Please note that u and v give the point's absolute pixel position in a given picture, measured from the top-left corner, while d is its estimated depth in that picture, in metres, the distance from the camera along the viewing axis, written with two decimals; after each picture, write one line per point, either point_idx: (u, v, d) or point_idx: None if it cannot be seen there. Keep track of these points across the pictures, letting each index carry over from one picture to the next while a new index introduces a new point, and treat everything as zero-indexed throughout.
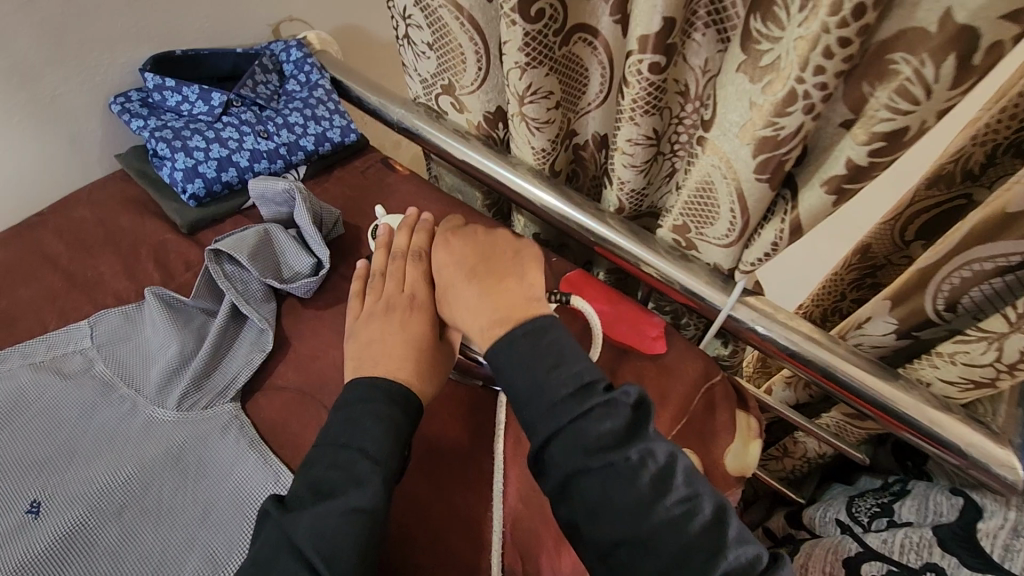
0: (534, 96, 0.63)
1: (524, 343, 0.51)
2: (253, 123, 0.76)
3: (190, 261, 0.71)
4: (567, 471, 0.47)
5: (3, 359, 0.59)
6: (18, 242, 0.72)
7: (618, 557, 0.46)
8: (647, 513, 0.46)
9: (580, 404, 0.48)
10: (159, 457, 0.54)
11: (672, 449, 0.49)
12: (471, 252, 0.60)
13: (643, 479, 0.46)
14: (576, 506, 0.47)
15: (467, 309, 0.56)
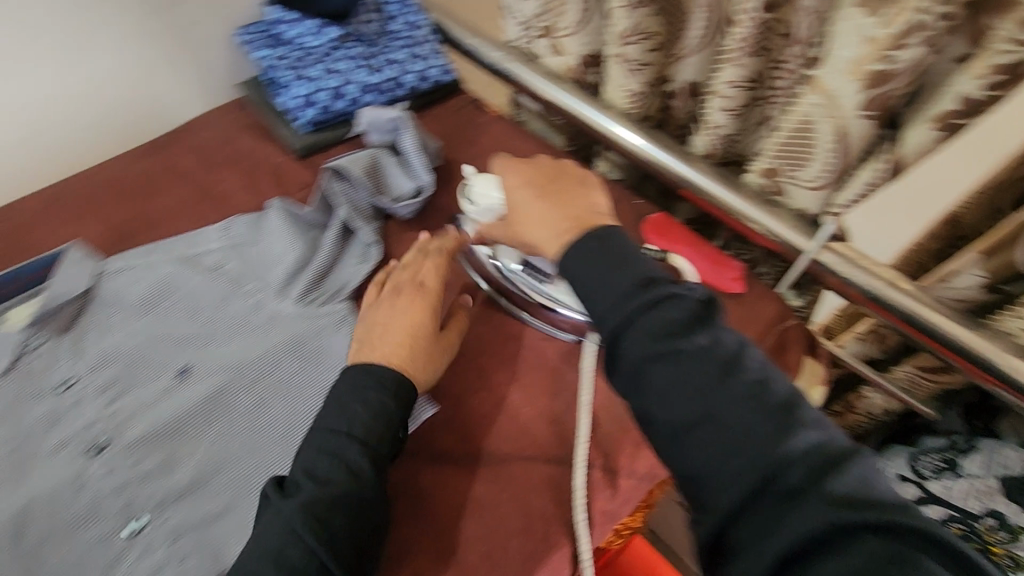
0: (635, 36, 0.67)
1: (592, 246, 0.53)
2: (363, 58, 0.82)
3: (303, 182, 0.78)
4: (636, 359, 0.47)
5: (149, 253, 0.67)
6: (154, 155, 0.80)
7: (689, 438, 0.44)
8: (721, 388, 0.45)
9: (648, 295, 0.48)
10: (284, 342, 0.61)
11: (742, 342, 0.48)
12: (540, 177, 0.62)
13: (715, 361, 0.46)
14: (645, 388, 0.47)
15: (539, 224, 0.58)
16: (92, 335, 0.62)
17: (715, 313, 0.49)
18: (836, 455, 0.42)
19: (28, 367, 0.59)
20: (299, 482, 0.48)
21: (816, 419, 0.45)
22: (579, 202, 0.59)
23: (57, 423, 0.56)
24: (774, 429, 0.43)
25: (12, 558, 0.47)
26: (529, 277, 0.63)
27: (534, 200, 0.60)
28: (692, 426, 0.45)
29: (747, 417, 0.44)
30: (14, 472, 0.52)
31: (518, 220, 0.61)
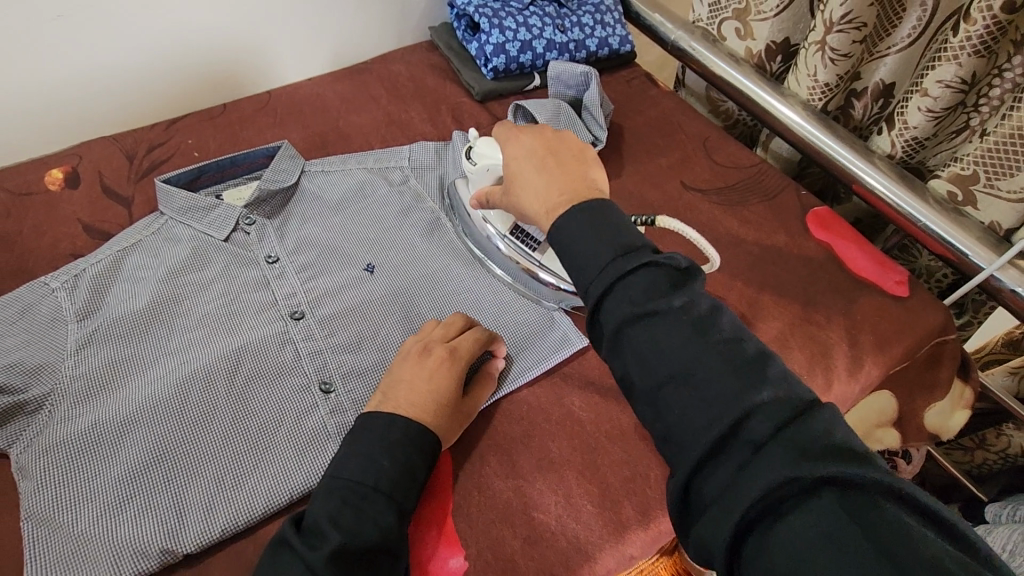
0: (844, 25, 0.67)
1: (591, 217, 0.45)
2: (554, 16, 0.85)
3: (480, 123, 0.83)
4: (616, 325, 0.41)
5: (345, 161, 0.75)
6: (350, 80, 0.88)
7: (663, 398, 0.40)
8: (697, 344, 0.40)
9: (624, 265, 0.42)
10: (461, 262, 0.67)
11: (717, 303, 0.42)
12: (541, 144, 0.52)
13: (688, 323, 0.40)
14: (627, 354, 0.41)
15: (536, 197, 0.50)
16: (294, 223, 0.70)
17: (697, 279, 0.43)
18: (802, 408, 0.37)
19: (241, 240, 0.67)
20: (321, 529, 0.43)
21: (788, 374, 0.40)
22: (579, 176, 0.49)
23: (264, 288, 0.64)
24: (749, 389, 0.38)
25: (229, 387, 0.55)
26: (519, 244, 0.65)
27: (533, 170, 0.51)
28: (665, 385, 0.40)
29: (724, 376, 0.39)
30: (229, 320, 0.61)
31: (513, 188, 0.53)
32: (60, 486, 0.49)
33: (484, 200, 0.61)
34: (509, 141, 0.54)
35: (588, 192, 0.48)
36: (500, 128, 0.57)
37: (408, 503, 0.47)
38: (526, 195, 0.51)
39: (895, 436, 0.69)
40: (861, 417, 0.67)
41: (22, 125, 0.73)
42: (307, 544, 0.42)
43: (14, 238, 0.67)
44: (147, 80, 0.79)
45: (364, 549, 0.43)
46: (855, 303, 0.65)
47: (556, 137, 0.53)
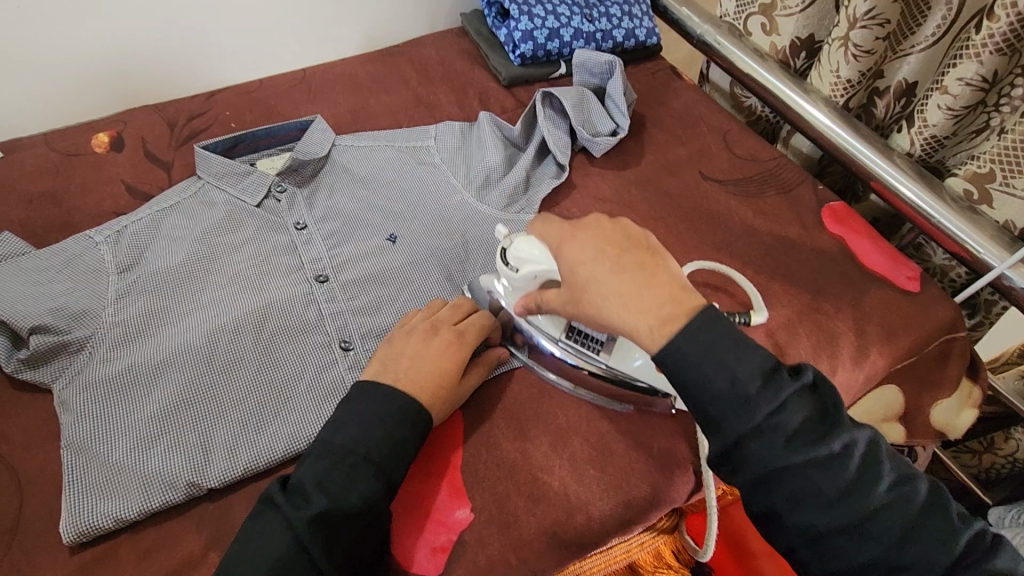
0: (869, 21, 0.68)
1: (702, 337, 0.44)
2: (582, 6, 0.87)
3: (506, 107, 0.85)
4: (764, 471, 0.44)
5: (375, 138, 0.78)
6: (383, 62, 0.91)
7: (829, 542, 0.44)
8: (858, 496, 0.44)
9: (772, 399, 0.44)
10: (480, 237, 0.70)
11: (870, 436, 0.47)
12: (606, 241, 0.47)
13: (851, 471, 0.44)
14: (775, 490, 0.44)
15: (626, 308, 0.45)
16: (323, 193, 0.73)
17: (829, 403, 0.46)
18: (967, 544, 0.45)
19: (272, 206, 0.70)
20: (306, 491, 0.46)
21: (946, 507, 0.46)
22: (664, 275, 0.46)
23: (292, 252, 0.67)
24: (921, 533, 0.44)
25: (255, 339, 0.59)
26: (579, 347, 0.56)
27: (610, 275, 0.46)
28: (833, 530, 0.44)
29: (898, 522, 0.44)
30: (257, 278, 0.64)
31: (589, 297, 0.47)
32: (97, 420, 0.53)
33: (532, 305, 0.55)
34: (564, 244, 0.49)
35: (684, 294, 0.46)
36: (550, 224, 0.51)
37: (397, 475, 0.48)
38: (616, 306, 0.46)
39: (900, 432, 0.70)
40: (867, 412, 0.68)
41: (73, 91, 0.77)
42: (293, 506, 0.45)
43: (61, 194, 0.71)
44: (191, 54, 0.82)
45: (351, 511, 0.45)
46: (866, 296, 0.66)
47: (615, 228, 0.48)
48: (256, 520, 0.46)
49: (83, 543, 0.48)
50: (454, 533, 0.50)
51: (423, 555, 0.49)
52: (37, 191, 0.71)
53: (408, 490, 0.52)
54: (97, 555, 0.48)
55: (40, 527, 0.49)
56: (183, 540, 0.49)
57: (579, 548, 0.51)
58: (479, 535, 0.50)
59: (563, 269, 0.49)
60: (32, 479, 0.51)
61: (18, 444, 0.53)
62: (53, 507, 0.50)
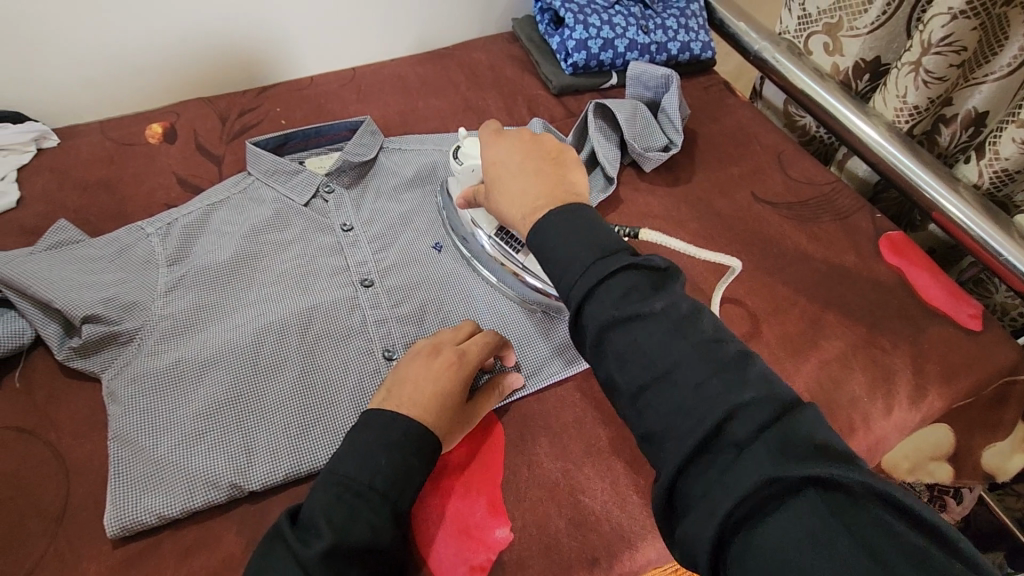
0: (944, 47, 0.66)
1: (564, 218, 0.47)
2: (638, 17, 0.86)
3: (554, 116, 0.84)
4: (597, 331, 0.42)
5: (424, 142, 0.77)
6: (432, 63, 0.91)
7: (645, 400, 0.40)
8: (678, 347, 0.40)
9: (606, 267, 0.43)
10: None
11: (717, 330, 0.42)
12: (518, 150, 0.55)
13: (671, 327, 0.41)
14: (609, 357, 0.42)
15: (513, 198, 0.53)
16: (370, 195, 0.73)
17: (676, 280, 0.44)
18: (783, 406, 0.37)
19: (319, 206, 0.70)
20: (316, 524, 0.43)
21: (770, 376, 0.40)
22: (556, 178, 0.53)
23: (337, 254, 0.67)
24: (729, 384, 0.38)
25: (300, 340, 0.59)
26: (503, 246, 0.63)
27: (511, 175, 0.54)
28: (649, 387, 0.40)
29: (700, 374, 0.39)
30: (302, 280, 0.64)
31: (494, 194, 0.55)
32: (145, 414, 0.53)
33: (471, 198, 0.62)
34: (488, 146, 0.57)
35: (562, 193, 0.51)
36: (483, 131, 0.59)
37: (404, 501, 0.46)
38: (509, 199, 0.53)
39: (946, 469, 0.68)
40: (913, 445, 0.66)
41: (130, 78, 0.78)
42: (301, 541, 0.43)
43: (116, 183, 0.72)
44: (245, 49, 0.83)
45: (358, 545, 0.43)
46: (923, 332, 0.63)
47: (534, 143, 0.56)
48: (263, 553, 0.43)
49: (125, 537, 0.48)
50: (493, 552, 0.49)
51: (462, 573, 0.48)
52: (93, 179, 0.72)
53: (448, 504, 0.51)
54: (140, 551, 0.48)
55: (86, 518, 0.49)
56: (223, 544, 0.49)
57: None
58: (518, 558, 0.49)
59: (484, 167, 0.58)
60: (79, 468, 0.51)
61: (66, 432, 0.53)
62: (98, 497, 0.50)
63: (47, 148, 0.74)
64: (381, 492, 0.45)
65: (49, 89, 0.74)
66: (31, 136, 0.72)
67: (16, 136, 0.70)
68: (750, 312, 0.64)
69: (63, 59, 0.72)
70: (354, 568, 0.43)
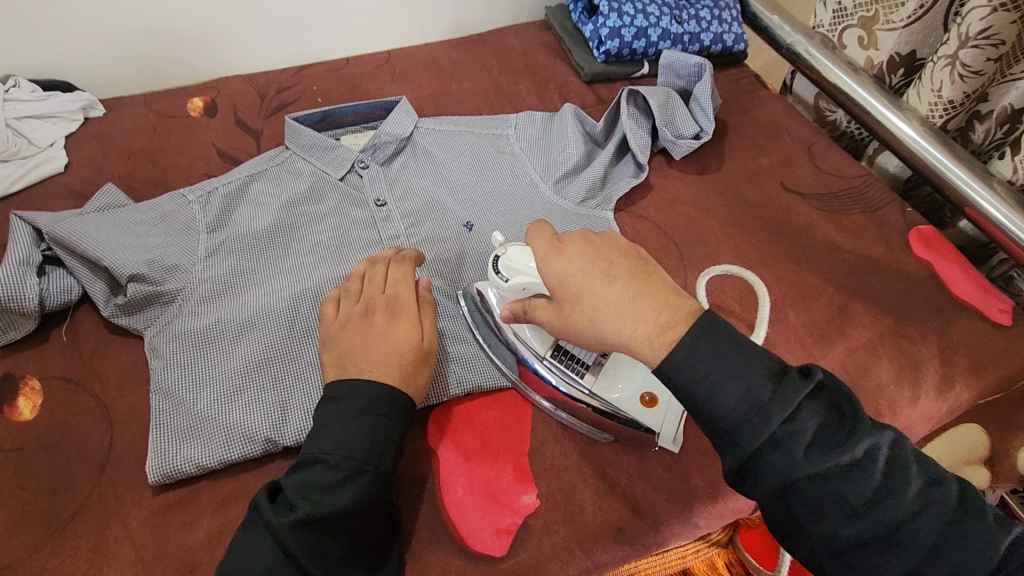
0: (981, 41, 0.66)
1: (705, 344, 0.40)
2: (672, 7, 0.86)
3: (585, 103, 0.85)
4: (788, 481, 0.39)
5: (459, 123, 0.78)
6: (467, 48, 0.92)
7: (860, 556, 0.39)
8: (890, 493, 0.39)
9: (792, 404, 0.39)
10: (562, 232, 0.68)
11: (893, 438, 0.41)
12: (595, 256, 0.44)
13: (877, 477, 0.39)
14: (792, 501, 0.40)
15: (624, 321, 0.42)
16: (404, 173, 0.74)
17: (850, 409, 0.41)
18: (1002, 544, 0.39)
19: (354, 181, 0.72)
20: (291, 499, 0.43)
21: (987, 510, 0.41)
22: (657, 281, 0.43)
23: (370, 227, 0.68)
24: (974, 535, 0.39)
25: None
26: (563, 368, 0.53)
27: (603, 289, 0.43)
28: (859, 542, 0.39)
29: (930, 528, 0.39)
30: (337, 250, 0.65)
31: (584, 315, 0.44)
32: (186, 370, 0.55)
33: (520, 313, 0.52)
34: (555, 255, 0.45)
35: (677, 299, 0.43)
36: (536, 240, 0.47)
37: (384, 466, 0.46)
38: (616, 320, 0.42)
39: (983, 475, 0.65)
40: (947, 450, 0.65)
41: (174, 54, 0.80)
42: (278, 513, 0.42)
43: (157, 153, 0.74)
44: (287, 28, 0.85)
45: (335, 514, 0.42)
46: (951, 324, 0.63)
47: (605, 238, 0.45)
48: (244, 530, 0.43)
49: (165, 484, 0.50)
50: (520, 517, 0.50)
51: (488, 534, 0.49)
52: (136, 148, 0.74)
53: (475, 469, 0.52)
54: (179, 498, 0.50)
55: (129, 465, 0.51)
56: None
57: (644, 547, 0.51)
58: (544, 523, 0.50)
59: (550, 283, 0.45)
60: (122, 418, 0.53)
61: (110, 384, 0.55)
62: (141, 446, 0.52)
63: (93, 117, 0.76)
64: (367, 460, 0.45)
65: (97, 60, 0.76)
66: (79, 105, 0.74)
67: (65, 104, 0.73)
68: (777, 299, 0.65)
69: (111, 33, 0.75)
70: (337, 535, 0.43)
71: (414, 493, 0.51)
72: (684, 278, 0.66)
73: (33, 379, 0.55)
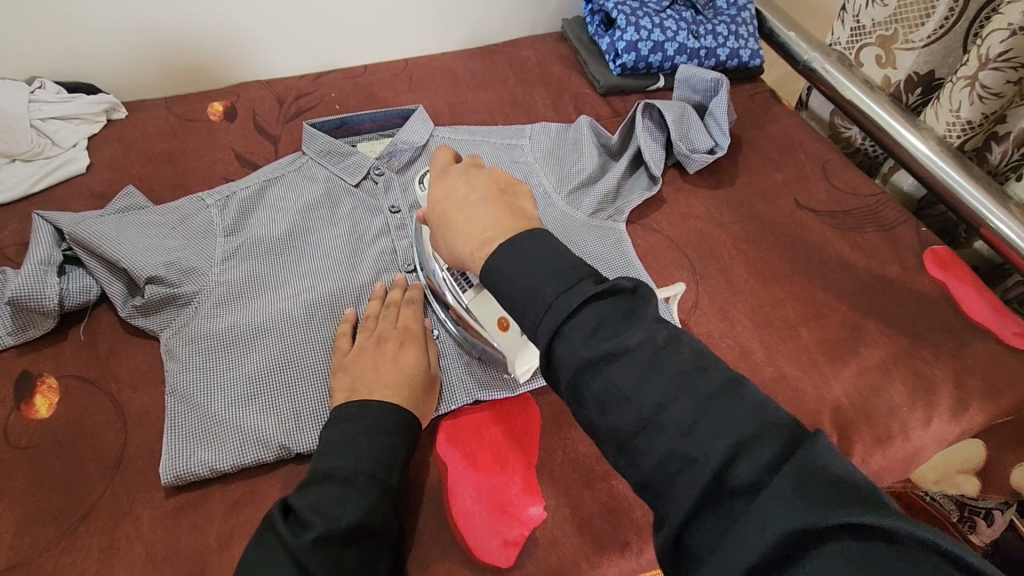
0: (1001, 63, 0.66)
1: (523, 249, 0.42)
2: (690, 22, 0.87)
3: (600, 114, 0.86)
4: (568, 371, 0.38)
5: (474, 134, 0.79)
6: (484, 58, 0.93)
7: (633, 446, 0.36)
8: (660, 376, 0.36)
9: (579, 295, 0.38)
10: (579, 244, 0.68)
11: (674, 330, 0.39)
12: (464, 183, 0.49)
13: (651, 361, 0.37)
14: (587, 403, 0.38)
15: (461, 235, 0.46)
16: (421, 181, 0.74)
17: (646, 305, 0.39)
18: (789, 436, 0.34)
19: (370, 188, 0.72)
20: (306, 517, 0.42)
21: (763, 401, 0.36)
22: (506, 207, 0.46)
23: (385, 235, 0.69)
24: (730, 415, 0.35)
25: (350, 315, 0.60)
26: (453, 284, 0.58)
27: (458, 208, 0.47)
28: (627, 425, 0.36)
29: (692, 411, 0.35)
30: (352, 256, 0.66)
31: (442, 231, 0.48)
32: (199, 372, 0.55)
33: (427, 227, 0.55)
34: (436, 182, 0.51)
35: (516, 221, 0.45)
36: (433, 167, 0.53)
37: (391, 480, 0.46)
38: (456, 234, 0.47)
39: (975, 485, 0.73)
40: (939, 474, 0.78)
41: (196, 59, 0.82)
42: (292, 532, 0.42)
43: (177, 156, 0.75)
44: (308, 36, 0.86)
45: (349, 531, 0.42)
46: (967, 347, 0.63)
47: (479, 173, 0.49)
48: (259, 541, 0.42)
49: (177, 486, 0.50)
50: (527, 528, 0.50)
51: (495, 546, 0.49)
52: (156, 150, 0.75)
53: (482, 480, 0.52)
54: (191, 500, 0.50)
55: (142, 466, 0.51)
56: (269, 501, 0.51)
57: (650, 563, 0.51)
58: (552, 536, 0.50)
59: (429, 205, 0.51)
60: (137, 419, 0.54)
61: (125, 385, 0.56)
62: (154, 447, 0.52)
63: (115, 119, 0.77)
64: (376, 475, 0.46)
65: (121, 64, 0.78)
66: (103, 107, 0.76)
67: (89, 106, 0.74)
68: (788, 316, 0.65)
69: (136, 38, 0.76)
70: (354, 550, 0.42)
71: (421, 502, 0.51)
72: (695, 293, 0.66)
73: (50, 377, 0.56)
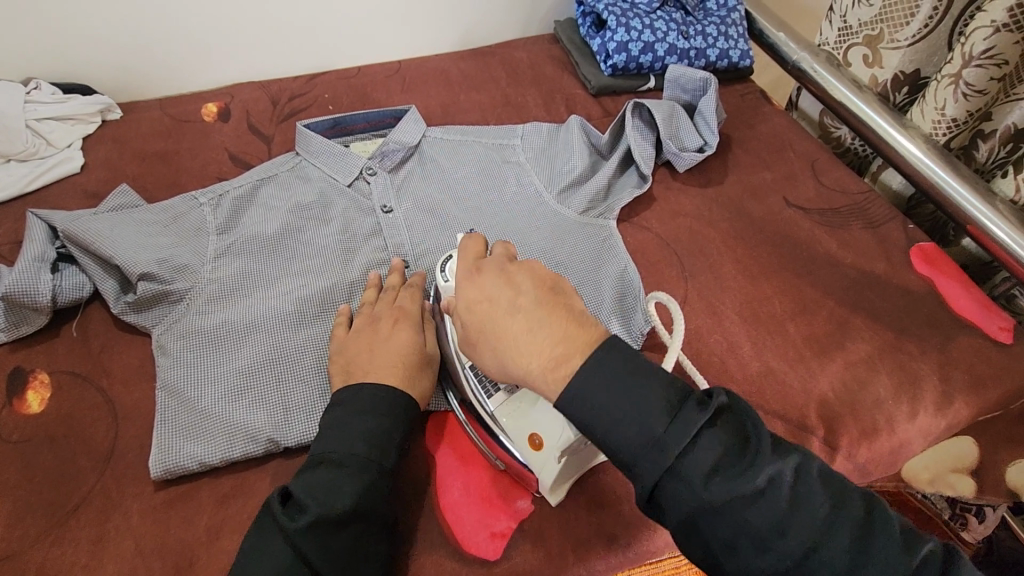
0: (984, 60, 0.67)
1: (602, 372, 0.42)
2: (680, 23, 0.88)
3: (591, 114, 0.87)
4: (687, 514, 0.39)
5: (466, 134, 0.79)
6: (477, 60, 0.94)
7: None
8: (791, 517, 0.38)
9: (685, 434, 0.39)
10: (567, 242, 0.69)
11: (798, 460, 0.41)
12: (504, 283, 0.47)
13: (782, 500, 0.38)
14: (704, 535, 0.39)
15: (521, 349, 0.44)
16: (414, 181, 0.75)
17: (755, 437, 0.41)
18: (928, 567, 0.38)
19: (362, 188, 0.72)
20: (299, 499, 0.43)
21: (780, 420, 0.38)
22: (563, 311, 0.45)
23: (376, 234, 0.69)
24: (873, 555, 0.38)
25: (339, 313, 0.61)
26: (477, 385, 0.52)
27: (506, 314, 0.45)
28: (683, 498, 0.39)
29: (836, 552, 0.38)
30: (344, 255, 0.67)
31: (491, 343, 0.46)
32: (190, 367, 0.56)
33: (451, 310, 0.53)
34: (466, 284, 0.48)
35: (580, 329, 0.44)
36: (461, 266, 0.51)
37: (385, 463, 0.47)
38: (514, 348, 0.44)
39: (968, 483, 0.71)
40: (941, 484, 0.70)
41: (191, 61, 0.83)
42: (289, 517, 0.42)
43: (171, 155, 0.76)
44: (303, 39, 0.87)
45: (341, 515, 0.43)
46: (952, 341, 0.63)
47: (515, 269, 0.48)
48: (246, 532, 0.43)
49: (167, 480, 0.51)
50: (514, 521, 0.50)
51: (483, 538, 0.49)
52: (151, 150, 0.76)
53: (471, 473, 0.53)
54: (183, 492, 0.51)
55: (133, 459, 0.52)
56: (259, 493, 0.51)
57: (636, 554, 0.51)
58: (538, 528, 0.50)
59: (461, 308, 0.48)
60: (128, 413, 0.54)
61: (117, 380, 0.56)
62: (144, 441, 0.53)
63: (110, 120, 0.78)
64: (371, 458, 0.46)
65: (116, 66, 0.79)
66: (97, 108, 0.76)
67: (83, 106, 0.75)
68: (776, 312, 0.65)
69: (131, 40, 0.77)
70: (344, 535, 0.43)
71: (410, 494, 0.51)
72: (684, 290, 0.67)
73: (42, 372, 0.56)
